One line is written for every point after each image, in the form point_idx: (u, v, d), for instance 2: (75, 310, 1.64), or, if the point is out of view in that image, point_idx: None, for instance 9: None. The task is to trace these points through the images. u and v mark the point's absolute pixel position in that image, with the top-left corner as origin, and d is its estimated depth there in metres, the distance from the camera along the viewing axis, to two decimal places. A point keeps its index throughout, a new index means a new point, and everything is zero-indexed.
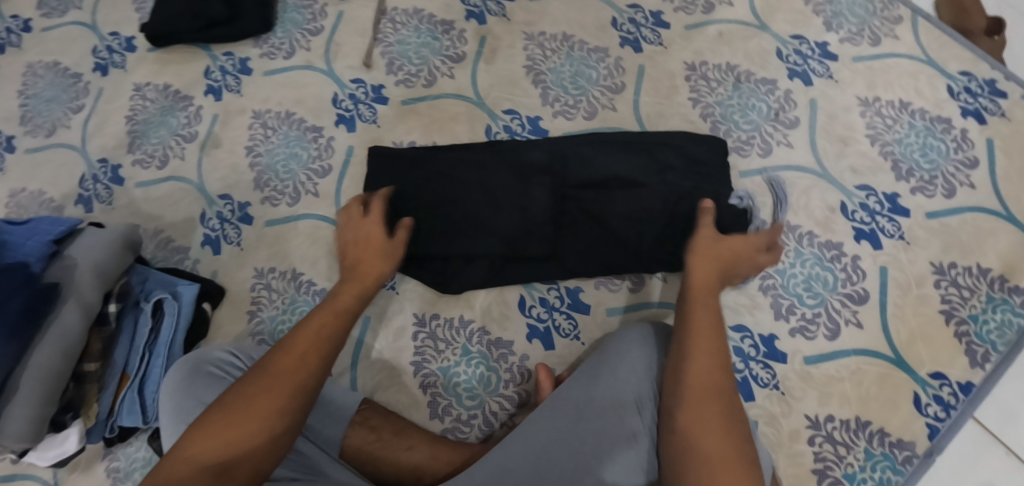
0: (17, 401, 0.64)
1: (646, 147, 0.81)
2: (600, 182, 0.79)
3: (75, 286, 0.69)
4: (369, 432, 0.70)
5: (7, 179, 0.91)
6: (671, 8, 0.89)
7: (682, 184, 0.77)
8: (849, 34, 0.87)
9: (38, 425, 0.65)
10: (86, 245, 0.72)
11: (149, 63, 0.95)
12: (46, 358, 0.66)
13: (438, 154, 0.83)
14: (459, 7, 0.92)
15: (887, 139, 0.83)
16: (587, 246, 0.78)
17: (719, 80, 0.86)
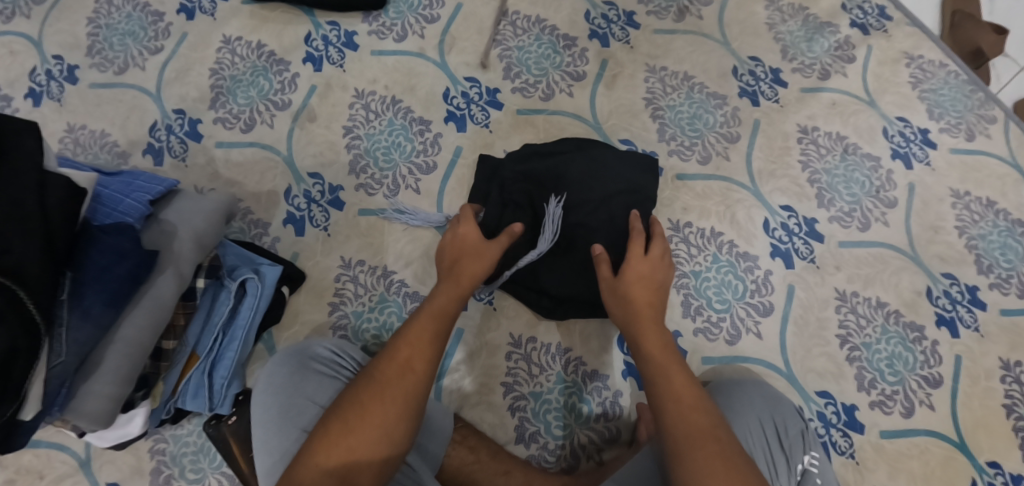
0: (102, 376, 0.57)
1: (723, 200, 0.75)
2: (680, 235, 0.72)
3: (172, 254, 0.62)
4: (468, 453, 0.69)
5: (67, 112, 0.82)
6: (791, 68, 0.90)
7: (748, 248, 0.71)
8: (948, 125, 0.90)
9: (118, 405, 0.58)
10: (183, 211, 0.65)
11: (243, 16, 0.87)
12: (136, 331, 0.59)
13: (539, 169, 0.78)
14: (582, 23, 0.90)
15: (973, 233, 0.86)
16: None
17: (828, 148, 0.87)
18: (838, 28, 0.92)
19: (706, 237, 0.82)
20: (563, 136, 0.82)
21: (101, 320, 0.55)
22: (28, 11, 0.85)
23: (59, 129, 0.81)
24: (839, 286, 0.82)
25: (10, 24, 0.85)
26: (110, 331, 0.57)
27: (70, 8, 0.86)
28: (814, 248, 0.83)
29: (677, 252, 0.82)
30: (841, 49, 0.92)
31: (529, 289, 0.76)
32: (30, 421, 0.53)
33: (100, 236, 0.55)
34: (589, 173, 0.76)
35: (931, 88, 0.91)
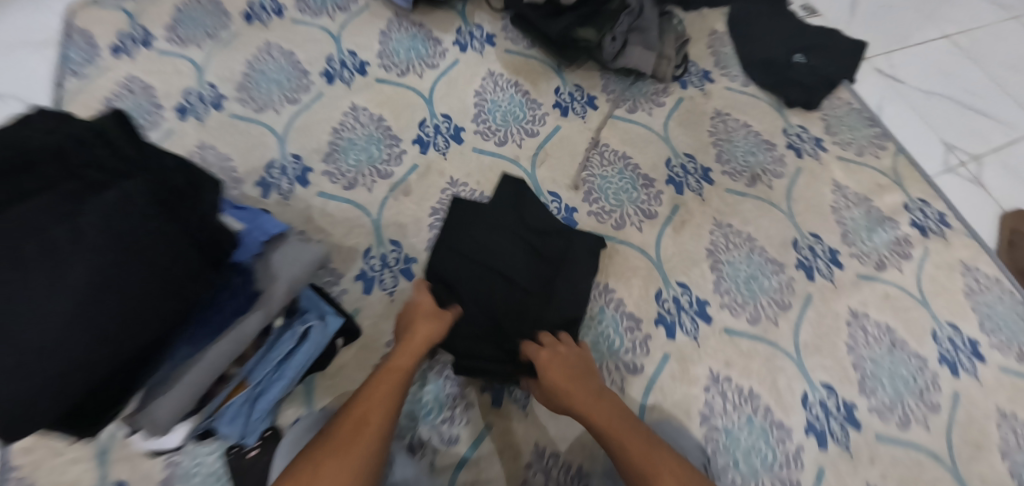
0: (177, 388, 0.63)
1: (141, 268, 0.55)
2: (145, 280, 0.55)
3: (267, 296, 0.68)
4: None
5: (204, 130, 0.96)
6: (848, 251, 0.94)
7: (129, 293, 0.54)
8: (998, 341, 0.92)
9: (176, 420, 0.63)
10: (290, 257, 0.71)
11: (373, 93, 1.00)
12: (219, 356, 0.65)
13: (38, 316, 0.51)
14: (662, 170, 0.97)
15: (1017, 459, 0.84)
16: (129, 330, 0.54)
17: (876, 337, 0.89)
18: (898, 225, 0.98)
19: (743, 396, 0.83)
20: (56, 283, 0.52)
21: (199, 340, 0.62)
22: (202, 44, 1.02)
23: (191, 144, 0.95)
24: (872, 480, 0.81)
25: (184, 49, 1.01)
26: (191, 359, 0.64)
27: (233, 51, 1.02)
28: (851, 434, 0.82)
29: (711, 403, 0.82)
30: (899, 245, 0.96)
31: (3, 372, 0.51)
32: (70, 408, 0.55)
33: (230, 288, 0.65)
34: (89, 287, 0.52)
35: (982, 301, 0.94)
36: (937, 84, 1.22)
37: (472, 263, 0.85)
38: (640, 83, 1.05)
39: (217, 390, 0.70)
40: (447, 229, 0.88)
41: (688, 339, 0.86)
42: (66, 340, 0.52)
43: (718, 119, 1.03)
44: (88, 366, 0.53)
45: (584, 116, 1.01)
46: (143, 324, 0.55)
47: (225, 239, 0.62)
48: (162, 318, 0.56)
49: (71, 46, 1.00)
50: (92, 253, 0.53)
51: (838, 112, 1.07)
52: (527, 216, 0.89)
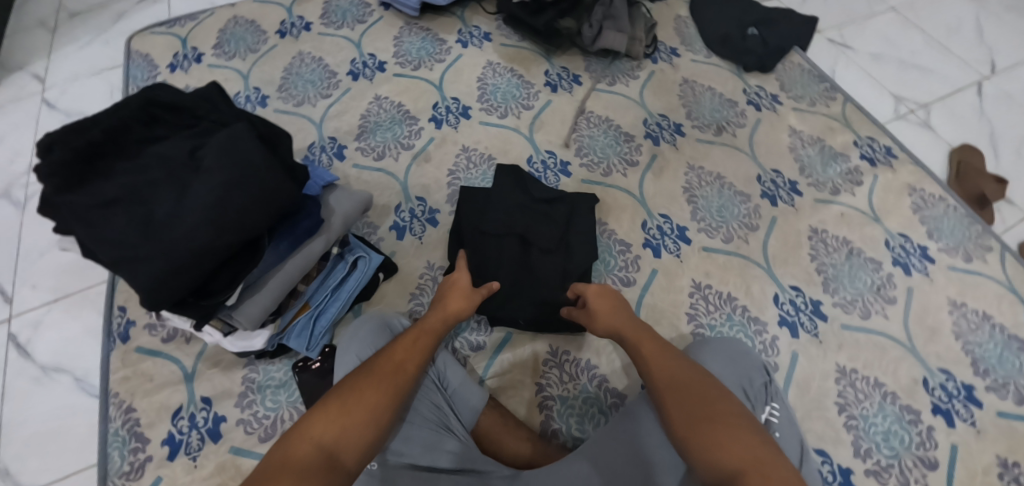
0: (264, 291, 0.82)
1: (240, 181, 0.75)
2: (242, 190, 0.74)
3: (328, 225, 0.88)
4: (501, 419, 0.83)
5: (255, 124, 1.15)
6: (806, 182, 1.09)
7: (231, 200, 0.74)
8: (946, 246, 1.04)
9: (263, 316, 0.82)
10: (342, 198, 0.91)
11: (392, 85, 1.19)
12: (293, 268, 0.84)
13: (176, 216, 0.73)
14: (640, 128, 1.14)
15: (970, 339, 0.96)
16: (230, 226, 0.73)
17: (835, 248, 1.03)
18: (850, 159, 1.12)
19: (723, 298, 0.98)
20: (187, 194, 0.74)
21: (281, 251, 0.81)
22: (245, 57, 1.23)
23: None
24: (839, 362, 0.94)
25: (231, 62, 1.23)
26: (278, 266, 0.83)
27: (274, 61, 1.22)
28: (818, 324, 0.96)
29: (696, 305, 0.97)
30: (851, 175, 1.10)
31: (147, 253, 0.71)
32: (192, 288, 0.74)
33: (306, 212, 0.83)
34: (206, 195, 0.73)
35: (930, 215, 1.07)
36: (884, 48, 1.33)
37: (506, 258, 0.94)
38: (619, 62, 1.22)
39: (288, 304, 0.88)
40: (471, 216, 0.98)
41: (672, 257, 1.01)
42: (188, 229, 0.72)
43: (686, 86, 1.19)
44: (202, 251, 0.72)
45: (571, 91, 1.18)
46: (241, 221, 0.74)
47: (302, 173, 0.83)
48: (254, 221, 0.75)
49: (135, 67, 1.24)
50: (209, 172, 0.74)
51: (792, 72, 1.23)
52: (532, 188, 1.01)
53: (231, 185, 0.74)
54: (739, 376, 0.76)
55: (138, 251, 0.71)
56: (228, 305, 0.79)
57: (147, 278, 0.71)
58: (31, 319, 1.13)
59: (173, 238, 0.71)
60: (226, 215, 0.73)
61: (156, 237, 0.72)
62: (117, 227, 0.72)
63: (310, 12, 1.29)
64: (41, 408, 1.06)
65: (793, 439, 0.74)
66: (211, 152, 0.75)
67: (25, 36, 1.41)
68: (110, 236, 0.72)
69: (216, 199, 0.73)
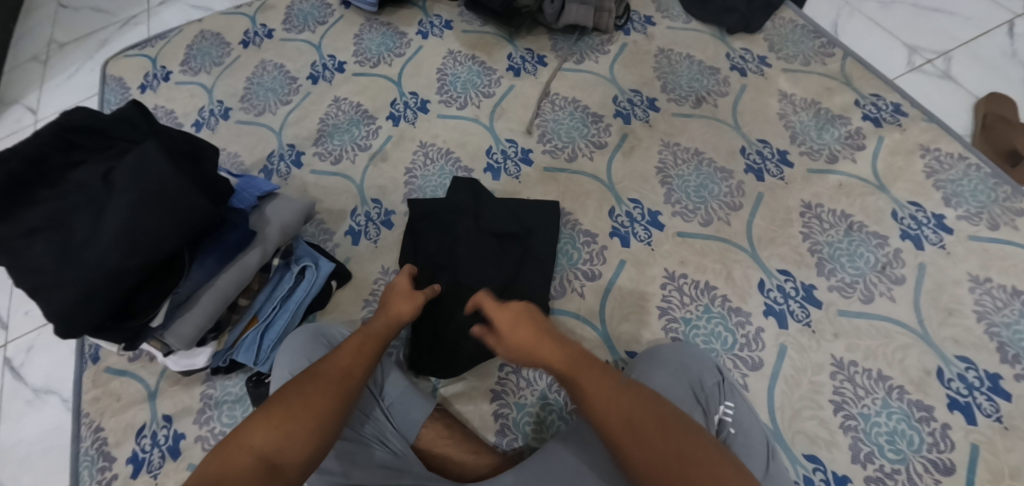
0: (194, 308, 0.78)
1: (154, 197, 0.69)
2: (157, 207, 0.69)
3: (263, 236, 0.84)
4: (443, 431, 0.78)
5: (216, 136, 1.13)
6: (798, 151, 0.97)
7: (143, 219, 0.68)
8: (967, 213, 0.90)
9: (197, 334, 0.79)
10: (279, 208, 0.88)
11: (351, 85, 1.15)
12: (226, 282, 0.80)
13: (88, 240, 0.68)
14: (610, 107, 1.05)
15: (995, 320, 0.82)
16: (146, 245, 0.68)
17: (832, 223, 0.91)
18: (850, 121, 0.99)
19: (700, 288, 0.88)
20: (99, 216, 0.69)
21: (208, 266, 0.78)
22: (210, 70, 1.22)
23: None
24: (836, 354, 0.82)
25: (197, 77, 1.22)
26: (208, 281, 0.79)
27: (237, 72, 1.21)
28: (810, 312, 0.85)
29: (669, 298, 0.87)
30: (852, 138, 0.98)
31: (59, 280, 0.67)
32: (109, 315, 0.70)
33: (231, 225, 0.80)
34: (117, 215, 0.68)
35: (947, 178, 0.93)
36: None
37: (438, 315, 0.86)
38: (587, 38, 1.13)
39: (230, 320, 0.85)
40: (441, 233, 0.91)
41: (643, 246, 0.92)
42: (100, 251, 0.67)
43: (661, 56, 1.09)
44: (117, 273, 0.67)
45: (535, 74, 1.10)
46: (156, 241, 0.69)
47: (225, 189, 0.78)
48: (174, 238, 0.70)
49: (109, 91, 1.25)
50: (121, 192, 0.69)
51: (783, 29, 1.10)
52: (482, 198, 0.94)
53: (144, 204, 0.69)
54: (688, 381, 0.69)
55: (51, 278, 0.67)
56: (155, 326, 0.75)
57: (61, 307, 0.66)
58: (24, 343, 1.14)
59: (86, 263, 0.67)
60: (142, 235, 0.68)
61: (67, 263, 0.67)
62: (27, 257, 0.67)
63: (273, 19, 1.27)
64: (27, 433, 1.05)
65: (753, 448, 0.66)
66: (123, 171, 0.70)
67: (19, 70, 1.46)
68: (23, 266, 0.67)
69: (126, 217, 0.68)
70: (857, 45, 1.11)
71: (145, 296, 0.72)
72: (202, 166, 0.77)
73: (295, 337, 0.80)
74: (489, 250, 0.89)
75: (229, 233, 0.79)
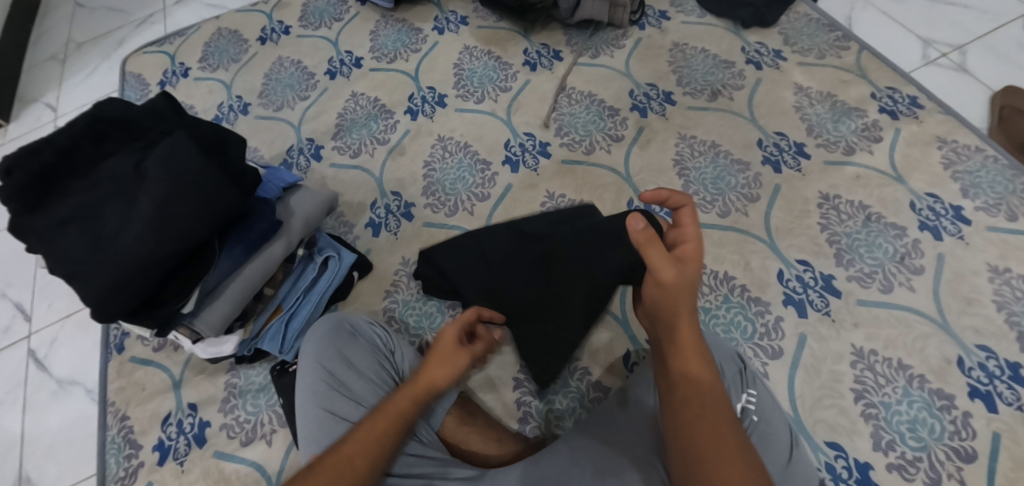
0: (223, 297, 0.79)
1: (184, 187, 0.71)
2: (187, 197, 0.70)
3: (288, 227, 0.86)
4: (467, 418, 0.79)
5: (236, 131, 1.14)
6: (815, 143, 0.98)
7: (173, 208, 0.70)
8: (985, 204, 0.90)
9: (225, 323, 0.80)
10: (303, 199, 0.89)
11: (368, 80, 1.16)
12: (253, 272, 0.81)
13: (120, 230, 0.69)
14: (626, 100, 1.05)
15: (1015, 309, 0.82)
16: (176, 234, 0.69)
17: (850, 214, 0.91)
18: (866, 113, 1.00)
19: (719, 278, 0.88)
20: (131, 206, 0.70)
21: (236, 255, 0.79)
22: (228, 67, 1.24)
23: None
24: (856, 343, 0.82)
25: (215, 73, 1.24)
26: (236, 271, 0.80)
27: (255, 69, 1.22)
28: (829, 302, 0.85)
29: None
30: (868, 131, 0.98)
31: (92, 269, 0.68)
32: (141, 303, 0.71)
33: (258, 215, 0.81)
34: (148, 205, 0.69)
35: (965, 170, 0.93)
36: None
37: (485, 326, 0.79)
38: (602, 33, 1.14)
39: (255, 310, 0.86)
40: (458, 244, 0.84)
41: None
42: (131, 240, 0.68)
43: (676, 50, 1.10)
44: (149, 262, 0.68)
45: (551, 68, 1.11)
46: (186, 230, 0.70)
47: (251, 178, 0.79)
48: (203, 227, 0.71)
49: (129, 88, 1.27)
50: (150, 182, 0.70)
51: (798, 24, 1.11)
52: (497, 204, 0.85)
53: (173, 194, 0.70)
54: (710, 367, 0.70)
55: (85, 267, 0.68)
56: (185, 313, 0.76)
57: (95, 295, 0.68)
58: (46, 336, 1.15)
59: (117, 252, 0.68)
60: (172, 224, 0.69)
61: (100, 252, 0.68)
62: (62, 246, 0.69)
63: (290, 16, 1.28)
64: (51, 424, 1.06)
65: (776, 433, 0.66)
66: (153, 161, 0.71)
67: (38, 69, 1.48)
68: (59, 255, 0.69)
69: (156, 207, 0.69)
70: (872, 39, 1.12)
71: (175, 284, 0.73)
72: (229, 156, 0.78)
73: (323, 324, 0.80)
74: (520, 252, 0.80)
75: (257, 223, 0.80)
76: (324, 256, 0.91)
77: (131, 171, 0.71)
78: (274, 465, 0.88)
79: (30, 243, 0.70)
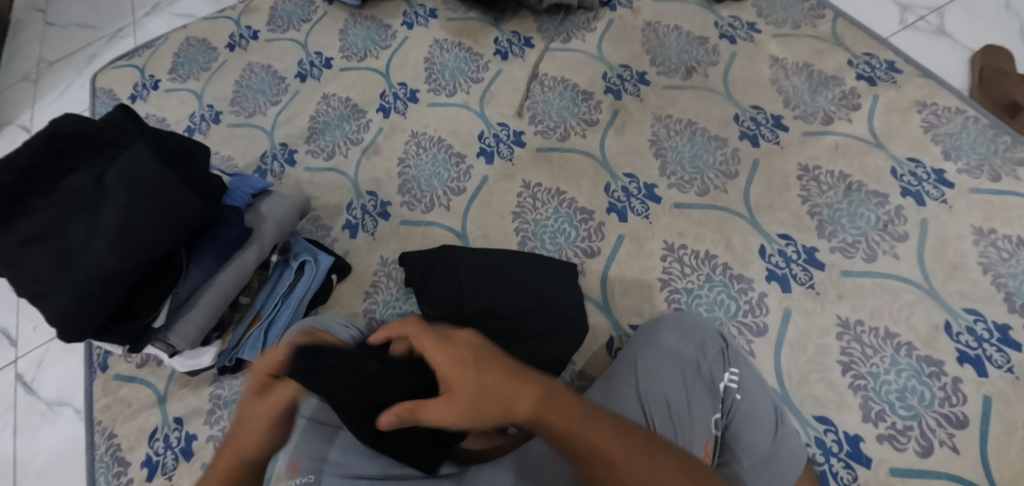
0: (196, 308, 0.78)
1: (146, 197, 0.69)
2: (150, 208, 0.69)
3: (260, 233, 0.84)
4: None
5: (209, 141, 1.13)
6: (792, 115, 0.96)
7: (137, 220, 0.69)
8: (967, 166, 0.88)
9: (200, 334, 0.79)
10: (275, 204, 0.88)
11: (339, 80, 1.14)
12: (226, 281, 0.80)
13: (84, 245, 0.68)
14: (599, 84, 1.04)
15: (1002, 271, 0.81)
16: (141, 245, 0.68)
17: (831, 185, 0.90)
18: (843, 81, 0.98)
19: (700, 258, 0.87)
20: (94, 221, 0.69)
21: (206, 265, 0.78)
22: (198, 76, 1.22)
23: None
24: (841, 314, 0.81)
25: (185, 83, 1.22)
26: (208, 281, 0.79)
27: (225, 76, 1.21)
28: (813, 275, 0.84)
29: (670, 270, 0.87)
30: (847, 99, 0.96)
31: (57, 287, 0.67)
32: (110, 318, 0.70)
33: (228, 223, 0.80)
34: (111, 219, 0.68)
35: (946, 133, 0.91)
36: None
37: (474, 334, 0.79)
38: (572, 17, 1.12)
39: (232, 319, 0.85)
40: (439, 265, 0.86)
41: (641, 221, 0.91)
42: (95, 255, 0.67)
43: (648, 29, 1.08)
44: (115, 275, 0.67)
45: (522, 56, 1.09)
46: (152, 242, 0.69)
47: (218, 186, 0.78)
48: (170, 237, 0.70)
49: (100, 104, 1.25)
50: (113, 195, 0.69)
51: None
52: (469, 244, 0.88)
53: (136, 206, 0.69)
54: (693, 348, 0.69)
55: (50, 285, 0.67)
56: (157, 328, 0.76)
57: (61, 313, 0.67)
58: (34, 359, 1.15)
59: (82, 268, 0.67)
60: (137, 236, 0.68)
61: (64, 269, 0.67)
62: (25, 266, 0.68)
63: (258, 21, 1.27)
64: (43, 445, 1.06)
65: (760, 411, 0.65)
66: (114, 175, 0.71)
67: (10, 91, 1.46)
68: (21, 275, 0.68)
69: (119, 220, 0.68)
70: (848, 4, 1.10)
71: (145, 297, 0.72)
72: (194, 166, 0.78)
73: (297, 326, 0.76)
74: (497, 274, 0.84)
75: (226, 231, 0.79)
76: (301, 260, 0.90)
77: (93, 187, 0.71)
78: None
79: None
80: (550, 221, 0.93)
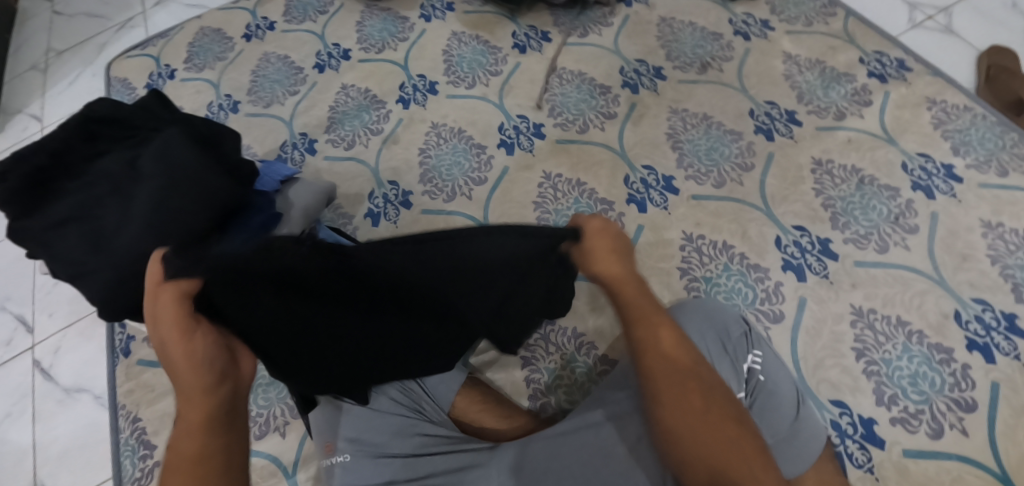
0: None
1: (180, 179, 0.70)
2: (184, 190, 0.70)
3: (289, 219, 0.86)
4: (477, 399, 0.79)
5: None
6: (806, 110, 0.99)
7: (172, 201, 0.69)
8: (975, 162, 0.91)
9: None
10: (302, 191, 0.90)
11: (357, 71, 1.16)
12: None
13: (119, 226, 0.69)
14: (617, 77, 1.06)
15: (1009, 262, 0.84)
16: (176, 226, 0.69)
17: (844, 178, 0.92)
18: (855, 78, 1.01)
19: (718, 248, 0.89)
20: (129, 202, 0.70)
21: None
22: (214, 66, 1.23)
23: None
24: (855, 302, 0.84)
25: (201, 73, 1.23)
26: None
27: (242, 66, 1.22)
28: (827, 264, 0.87)
29: (689, 259, 0.89)
30: (858, 95, 0.99)
31: (96, 268, 0.69)
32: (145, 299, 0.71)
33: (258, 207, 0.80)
34: (146, 200, 0.69)
35: (955, 129, 0.94)
36: None
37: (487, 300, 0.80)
38: (589, 12, 1.14)
39: None
40: None
41: (659, 211, 0.94)
42: (131, 235, 0.68)
43: (664, 25, 1.10)
44: (150, 256, 0.68)
45: (540, 50, 1.11)
46: (187, 222, 0.69)
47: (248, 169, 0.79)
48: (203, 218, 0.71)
49: (114, 93, 1.26)
50: (148, 177, 0.70)
51: None
52: None
53: (170, 188, 0.70)
54: (715, 335, 0.71)
55: (89, 266, 0.69)
56: None
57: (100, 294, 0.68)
58: (50, 346, 1.15)
59: (118, 249, 0.68)
60: (172, 217, 0.69)
61: (102, 250, 0.69)
62: (64, 246, 0.70)
63: (274, 12, 1.28)
64: (62, 431, 1.06)
65: (782, 392, 0.68)
66: (148, 157, 0.71)
67: (20, 79, 1.46)
68: (60, 256, 0.70)
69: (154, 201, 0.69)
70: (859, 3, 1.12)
71: None
72: (224, 149, 0.78)
73: None
74: None
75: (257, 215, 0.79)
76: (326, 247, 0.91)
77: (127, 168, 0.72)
78: (290, 455, 0.89)
79: (31, 247, 0.71)
80: (571, 211, 0.95)
